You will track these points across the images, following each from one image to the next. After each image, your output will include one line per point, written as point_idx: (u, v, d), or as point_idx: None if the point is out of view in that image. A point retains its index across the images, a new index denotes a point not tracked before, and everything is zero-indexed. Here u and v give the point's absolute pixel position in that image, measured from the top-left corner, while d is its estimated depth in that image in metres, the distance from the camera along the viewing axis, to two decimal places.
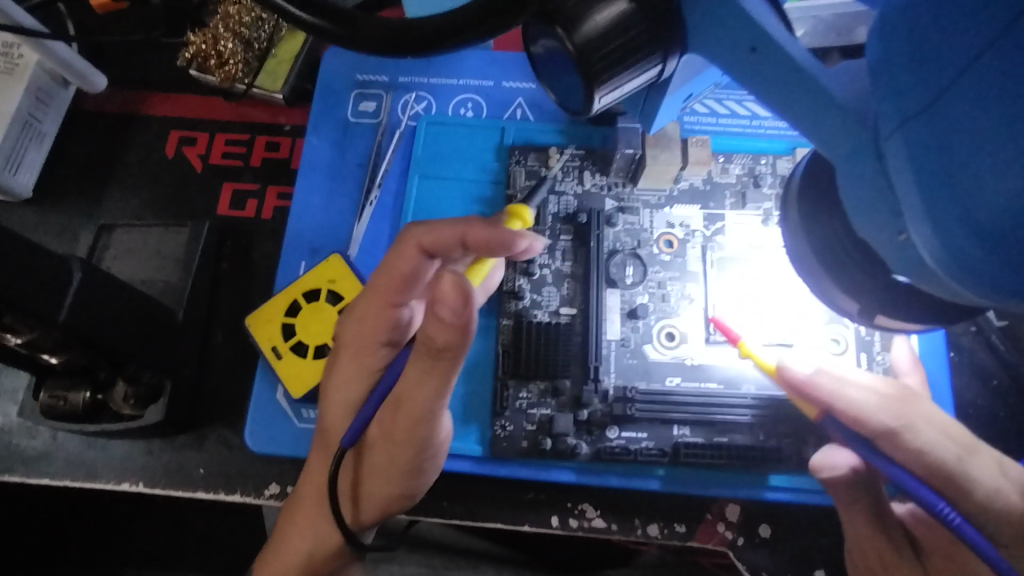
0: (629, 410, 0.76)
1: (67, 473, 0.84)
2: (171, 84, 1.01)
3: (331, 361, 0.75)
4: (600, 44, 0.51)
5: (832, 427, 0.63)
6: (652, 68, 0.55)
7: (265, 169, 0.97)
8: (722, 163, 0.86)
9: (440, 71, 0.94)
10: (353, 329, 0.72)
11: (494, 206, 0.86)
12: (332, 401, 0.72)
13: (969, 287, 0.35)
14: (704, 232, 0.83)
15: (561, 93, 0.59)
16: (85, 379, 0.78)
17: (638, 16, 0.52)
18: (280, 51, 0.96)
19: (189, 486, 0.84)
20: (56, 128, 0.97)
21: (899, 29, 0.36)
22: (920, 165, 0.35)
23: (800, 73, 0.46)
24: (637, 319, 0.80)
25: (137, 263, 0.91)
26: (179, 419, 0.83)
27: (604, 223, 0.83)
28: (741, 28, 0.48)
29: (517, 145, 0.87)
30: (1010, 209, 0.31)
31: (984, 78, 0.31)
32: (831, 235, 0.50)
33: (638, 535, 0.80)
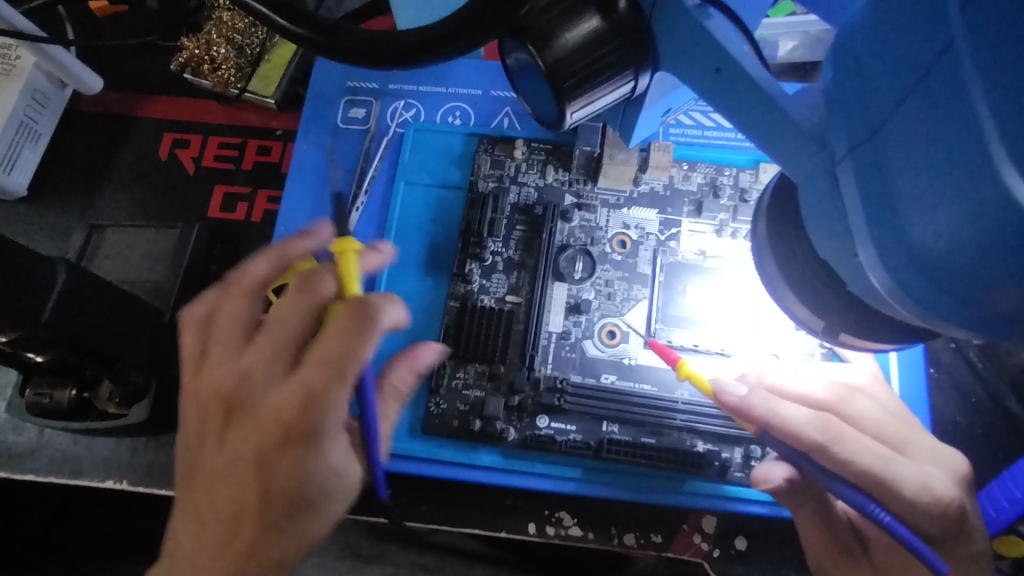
0: (557, 400, 0.77)
1: (52, 470, 0.86)
2: (166, 88, 1.02)
3: (251, 431, 0.50)
4: (569, 60, 0.53)
5: (770, 440, 0.62)
6: (626, 85, 0.56)
7: (256, 173, 0.99)
8: (684, 170, 0.86)
9: (429, 81, 0.95)
10: (293, 393, 0.48)
11: (452, 206, 0.88)
12: (267, 479, 0.50)
13: (915, 314, 0.35)
14: (658, 237, 0.83)
15: (534, 103, 0.59)
16: (72, 376, 0.80)
17: (608, 34, 0.52)
18: (274, 57, 0.98)
19: (173, 485, 0.85)
20: (52, 129, 0.98)
21: (851, 57, 0.36)
22: (866, 191, 0.35)
23: (762, 95, 0.46)
24: (580, 315, 0.80)
25: (126, 264, 0.92)
26: (164, 418, 0.84)
27: (559, 217, 0.83)
28: (706, 48, 0.48)
29: (486, 136, 0.89)
30: (943, 243, 0.31)
31: (917, 110, 0.31)
32: (796, 249, 0.51)
33: (614, 544, 0.80)
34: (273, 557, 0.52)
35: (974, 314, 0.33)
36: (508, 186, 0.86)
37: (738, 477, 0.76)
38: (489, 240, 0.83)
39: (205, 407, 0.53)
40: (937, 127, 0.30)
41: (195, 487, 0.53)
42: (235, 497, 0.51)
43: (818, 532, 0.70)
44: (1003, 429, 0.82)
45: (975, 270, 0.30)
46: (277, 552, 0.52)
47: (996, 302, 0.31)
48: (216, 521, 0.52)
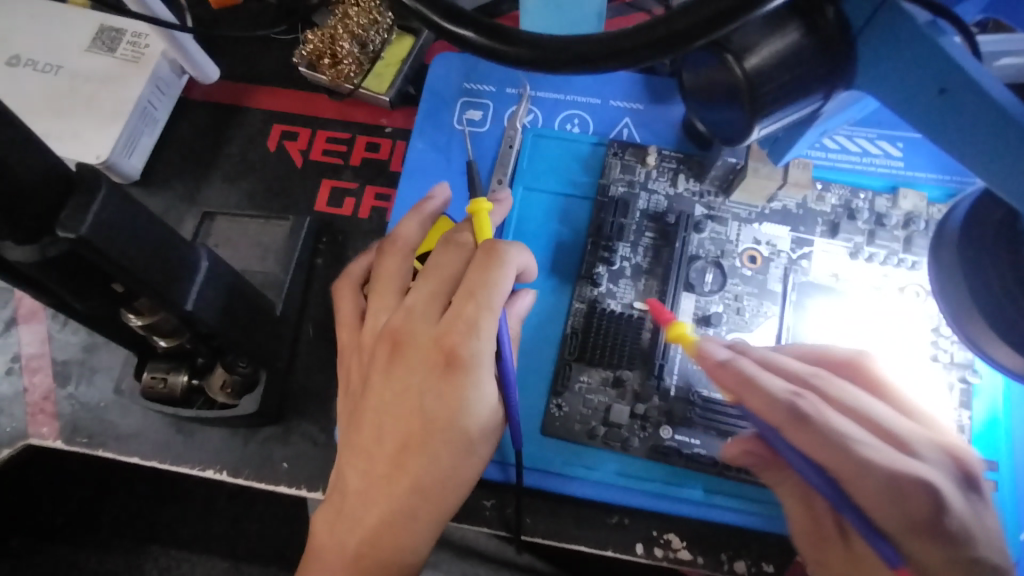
0: (688, 412, 0.76)
1: (155, 454, 0.85)
2: (279, 80, 1.03)
3: (417, 371, 0.63)
4: (771, 73, 0.51)
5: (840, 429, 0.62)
6: (813, 104, 0.55)
7: (364, 169, 0.98)
8: (819, 191, 0.86)
9: (550, 86, 0.94)
10: (448, 332, 0.62)
11: (578, 214, 0.87)
12: (409, 405, 0.62)
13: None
14: (790, 254, 0.83)
15: (714, 123, 0.59)
16: (185, 363, 0.79)
17: (810, 51, 0.51)
18: (389, 54, 0.98)
19: (272, 479, 0.84)
20: (166, 115, 0.99)
21: None
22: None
23: (997, 115, 0.45)
24: (709, 327, 0.80)
25: (236, 251, 0.91)
26: (270, 410, 0.84)
27: (691, 228, 0.83)
28: (933, 67, 0.46)
29: (618, 141, 0.89)
30: None
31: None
32: (997, 284, 0.49)
33: (725, 571, 0.78)
34: (428, 479, 0.62)
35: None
36: (637, 192, 0.86)
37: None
38: (618, 243, 0.83)
39: (371, 347, 0.67)
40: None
41: (359, 421, 0.64)
42: (403, 422, 0.62)
43: (800, 508, 0.65)
44: None
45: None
46: (435, 475, 0.62)
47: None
48: (368, 447, 0.63)
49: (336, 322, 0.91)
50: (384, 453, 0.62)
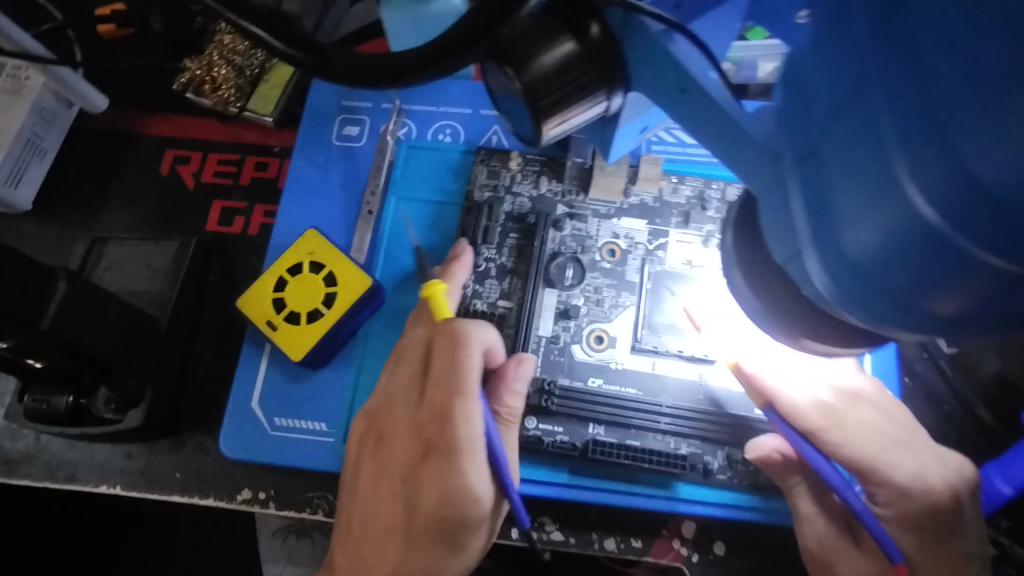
0: (545, 402, 0.79)
1: (48, 474, 0.88)
2: (169, 106, 1.07)
3: (411, 443, 0.74)
4: (543, 82, 0.56)
5: (772, 417, 0.72)
6: (598, 103, 0.60)
7: (254, 188, 1.02)
8: (673, 183, 0.89)
9: (421, 99, 0.99)
10: (440, 410, 0.71)
11: (447, 221, 0.91)
12: (427, 489, 0.71)
13: (855, 314, 0.38)
14: (647, 246, 0.86)
15: (514, 121, 0.63)
16: (69, 384, 0.82)
17: (582, 58, 0.56)
18: (272, 77, 1.01)
19: (165, 489, 0.87)
20: (57, 145, 1.02)
21: (792, 78, 0.40)
22: (809, 202, 0.38)
23: (722, 111, 0.49)
24: (569, 320, 0.83)
25: (126, 274, 0.95)
26: (159, 424, 0.87)
27: (551, 226, 0.86)
28: (673, 71, 0.52)
29: (482, 148, 0.92)
30: (877, 242, 0.33)
31: (846, 129, 0.34)
32: (757, 259, 0.53)
33: (595, 549, 0.82)
34: (432, 556, 0.71)
35: (912, 315, 0.35)
36: (502, 196, 0.89)
37: (721, 479, 0.78)
38: (483, 246, 0.87)
39: (359, 438, 0.77)
40: (864, 142, 0.33)
41: (355, 503, 0.76)
42: (387, 517, 0.74)
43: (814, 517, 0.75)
44: (974, 436, 0.85)
45: (903, 276, 0.33)
46: (427, 548, 0.71)
47: (933, 304, 0.34)
48: (385, 516, 0.74)
49: (227, 336, 0.94)
50: (391, 521, 0.73)
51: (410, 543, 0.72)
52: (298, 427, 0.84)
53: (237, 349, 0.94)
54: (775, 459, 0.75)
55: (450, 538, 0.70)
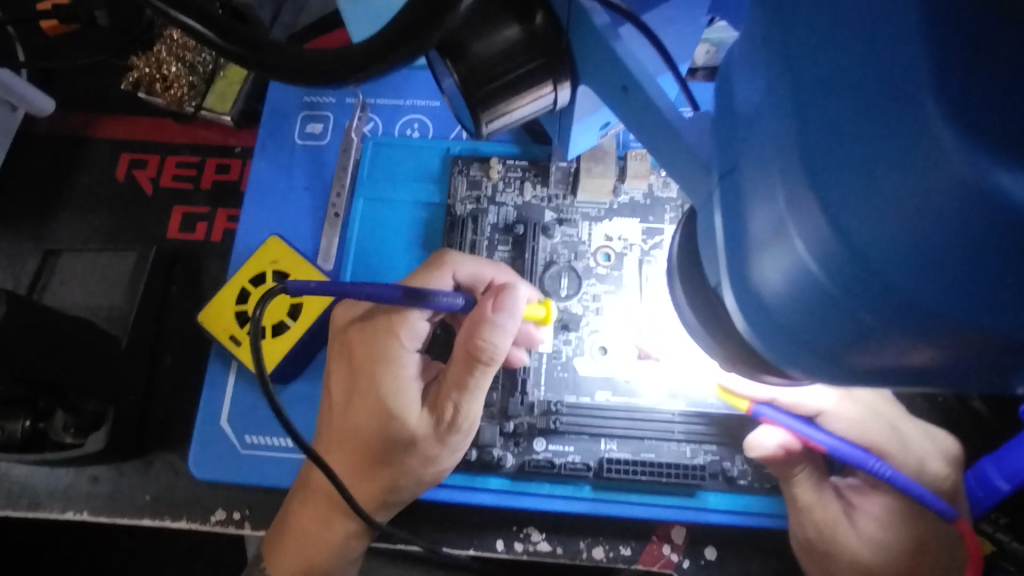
0: (554, 423, 0.75)
1: (11, 502, 0.84)
2: (122, 107, 1.01)
3: (341, 371, 0.72)
4: (493, 76, 0.52)
5: (765, 414, 0.66)
6: (545, 100, 0.55)
7: (216, 192, 0.97)
8: (663, 176, 0.85)
9: (386, 93, 0.94)
10: (373, 350, 0.70)
11: (433, 220, 0.87)
12: (361, 416, 0.69)
13: (772, 357, 0.34)
14: (642, 246, 0.82)
15: (459, 110, 0.58)
16: (24, 408, 0.77)
17: (530, 47, 0.51)
18: (229, 73, 0.95)
19: (135, 513, 0.84)
20: (4, 153, 0.97)
21: (723, 88, 0.36)
22: (727, 229, 0.34)
23: (662, 122, 0.44)
24: (570, 332, 0.79)
25: (83, 289, 0.90)
26: (125, 445, 0.83)
27: (541, 234, 0.82)
28: (613, 68, 0.47)
29: (461, 156, 0.87)
30: (775, 280, 0.30)
31: (755, 154, 0.30)
32: (699, 279, 0.48)
33: (583, 559, 0.78)
34: (368, 457, 0.69)
35: (828, 365, 0.31)
36: (485, 207, 0.84)
37: (743, 485, 0.75)
38: None
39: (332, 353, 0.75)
40: (768, 170, 0.29)
41: (323, 423, 0.73)
42: (338, 434, 0.70)
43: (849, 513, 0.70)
44: None
45: (812, 325, 0.29)
46: (365, 454, 0.69)
47: (839, 355, 0.30)
48: (335, 423, 0.71)
49: (192, 351, 0.90)
50: (336, 430, 0.71)
51: (350, 449, 0.70)
52: (269, 444, 0.81)
53: (204, 363, 0.90)
54: (779, 456, 0.67)
55: (387, 464, 0.69)
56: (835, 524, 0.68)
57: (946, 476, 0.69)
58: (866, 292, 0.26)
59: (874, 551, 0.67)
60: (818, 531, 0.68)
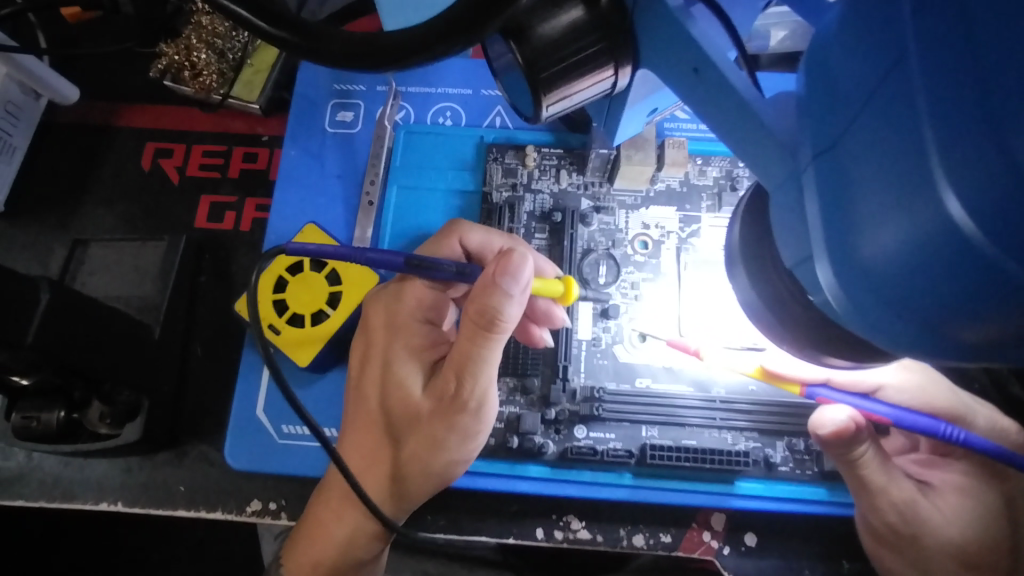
0: (596, 410, 0.75)
1: (43, 494, 0.83)
2: (147, 96, 0.99)
3: (359, 347, 0.72)
4: (556, 59, 0.51)
5: (823, 394, 0.68)
6: (603, 82, 0.55)
7: (244, 181, 0.96)
8: (699, 165, 0.85)
9: (417, 81, 0.93)
10: (392, 318, 0.70)
11: (466, 209, 0.86)
12: (370, 385, 0.68)
13: (864, 328, 0.34)
14: (679, 234, 0.82)
15: (514, 96, 0.58)
16: (60, 398, 0.76)
17: (591, 27, 0.51)
18: (257, 61, 0.94)
19: (170, 504, 0.83)
20: (27, 142, 0.95)
21: (817, 63, 0.36)
22: (825, 200, 0.34)
23: (738, 102, 0.44)
24: (608, 320, 0.79)
25: (112, 279, 0.89)
26: (160, 436, 0.82)
27: (579, 222, 0.82)
28: (684, 49, 0.47)
29: (496, 144, 0.87)
30: (895, 249, 0.30)
31: (870, 124, 0.31)
32: (766, 260, 0.48)
33: (624, 546, 0.78)
34: (375, 435, 0.67)
35: (926, 336, 0.32)
36: (521, 194, 0.84)
37: (784, 471, 0.75)
38: None
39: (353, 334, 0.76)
40: (891, 139, 0.29)
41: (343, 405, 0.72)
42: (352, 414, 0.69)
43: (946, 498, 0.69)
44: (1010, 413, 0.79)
45: (924, 292, 0.30)
46: (374, 432, 0.67)
47: (954, 325, 0.30)
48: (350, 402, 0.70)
49: (224, 341, 0.89)
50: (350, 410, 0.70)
51: (360, 428, 0.68)
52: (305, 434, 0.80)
53: (237, 354, 0.89)
54: (849, 431, 0.64)
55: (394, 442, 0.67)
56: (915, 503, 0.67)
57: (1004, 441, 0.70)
58: (1005, 258, 0.26)
59: (962, 527, 0.67)
60: (902, 515, 0.67)
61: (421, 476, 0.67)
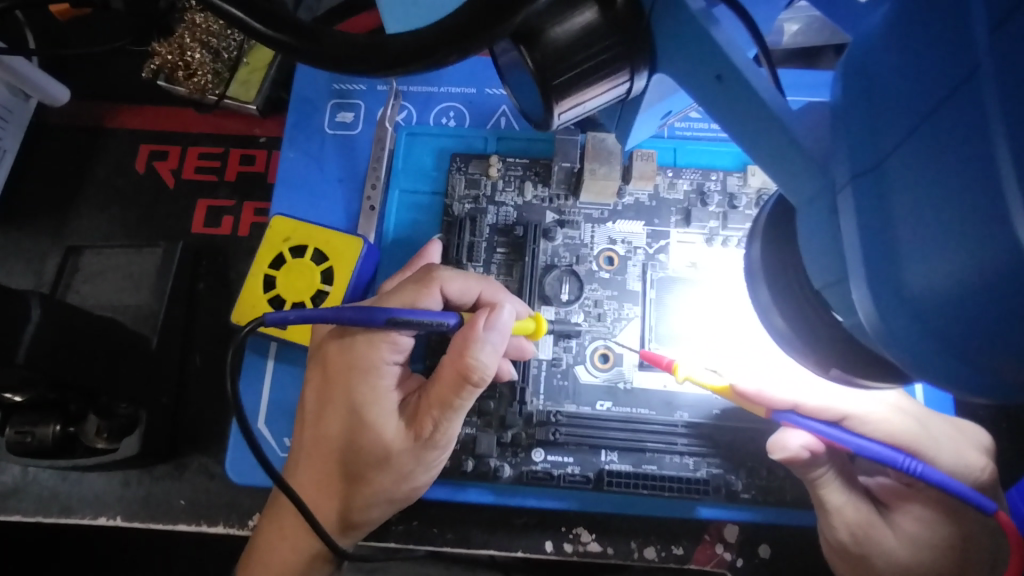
0: (553, 434, 0.72)
1: (40, 509, 0.81)
2: (140, 96, 0.96)
3: (315, 381, 0.67)
4: (569, 64, 0.49)
5: (784, 417, 0.59)
6: (620, 86, 0.52)
7: (241, 184, 0.93)
8: (669, 177, 0.82)
9: (419, 80, 0.90)
10: (349, 360, 0.65)
11: (428, 216, 0.83)
12: (332, 423, 0.65)
13: (899, 358, 0.32)
14: (646, 250, 0.79)
15: (524, 101, 0.55)
16: (54, 412, 0.74)
17: (606, 30, 0.48)
18: (253, 59, 0.91)
19: (170, 519, 0.81)
20: (17, 145, 0.92)
21: (858, 75, 0.34)
22: (864, 224, 0.32)
23: (765, 114, 0.41)
24: (571, 340, 0.76)
25: (107, 287, 0.87)
26: (158, 448, 0.80)
27: (542, 237, 0.79)
28: (706, 54, 0.44)
29: (459, 153, 0.84)
30: (947, 285, 0.28)
31: (927, 146, 0.28)
32: (790, 277, 0.46)
33: (635, 559, 0.76)
34: (337, 475, 0.65)
35: (974, 374, 0.30)
36: (484, 207, 0.81)
37: (746, 499, 0.72)
38: (469, 265, 0.79)
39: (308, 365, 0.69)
40: (951, 165, 0.27)
41: (298, 438, 0.68)
42: (311, 453, 0.65)
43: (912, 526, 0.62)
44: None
45: (974, 328, 0.28)
46: (334, 473, 0.65)
47: (1008, 365, 0.28)
48: (308, 439, 0.66)
49: (223, 350, 0.87)
50: (308, 445, 0.66)
51: (321, 467, 0.65)
52: None
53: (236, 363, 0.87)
54: (803, 458, 0.60)
55: (356, 482, 0.64)
56: (870, 526, 0.62)
57: (983, 467, 0.64)
58: None
59: (915, 550, 0.61)
60: (853, 536, 0.62)
61: (390, 507, 0.67)
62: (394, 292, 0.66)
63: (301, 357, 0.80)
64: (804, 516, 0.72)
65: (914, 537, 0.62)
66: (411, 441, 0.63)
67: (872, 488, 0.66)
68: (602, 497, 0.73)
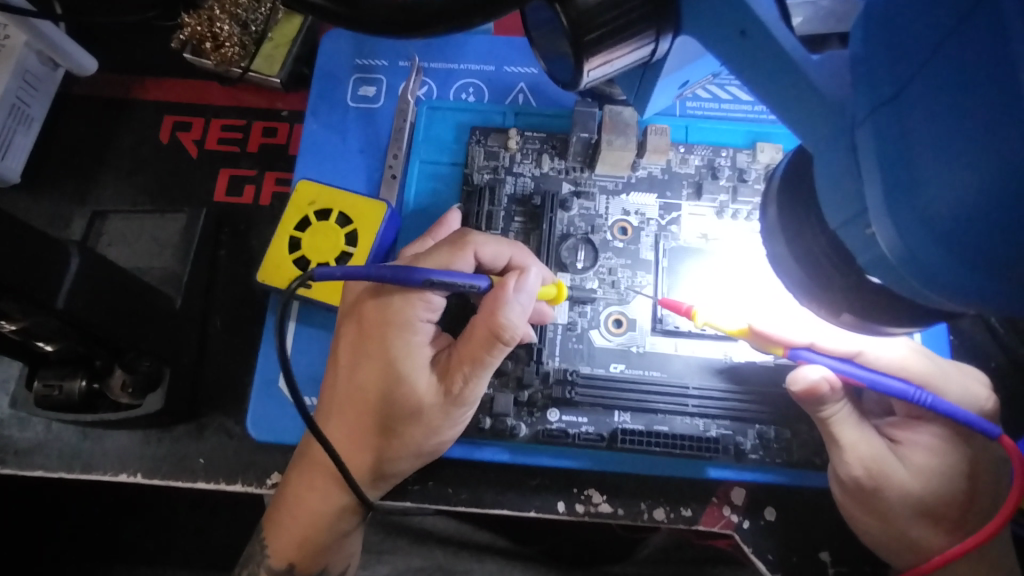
0: (569, 393, 0.75)
1: (62, 464, 0.83)
2: (165, 69, 0.99)
3: (351, 337, 0.69)
4: (599, 22, 0.51)
5: (804, 354, 0.62)
6: (645, 46, 0.55)
7: (263, 155, 0.96)
8: (681, 153, 0.85)
9: (440, 57, 0.93)
10: (386, 316, 0.67)
11: (447, 187, 0.86)
12: (367, 377, 0.67)
13: (916, 275, 0.35)
14: (659, 221, 0.82)
15: (551, 65, 0.58)
16: (81, 366, 0.76)
17: None
18: (278, 34, 0.94)
19: (189, 477, 0.82)
20: (44, 113, 0.94)
21: (877, 19, 0.37)
22: (885, 154, 0.35)
23: (788, 64, 0.44)
24: (585, 305, 0.79)
25: (132, 250, 0.89)
26: (180, 406, 0.82)
27: (558, 207, 0.82)
28: (732, 11, 0.47)
29: (479, 126, 0.86)
30: (965, 196, 0.31)
31: (945, 71, 0.31)
32: (806, 227, 0.49)
33: (644, 519, 0.79)
34: (369, 426, 0.67)
35: (989, 284, 0.32)
36: (503, 177, 0.84)
37: (753, 459, 0.74)
38: (487, 232, 0.81)
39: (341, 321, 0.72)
40: (969, 83, 0.30)
41: (329, 392, 0.70)
42: (345, 404, 0.68)
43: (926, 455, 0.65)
44: None
45: (985, 237, 0.31)
46: (367, 424, 0.67)
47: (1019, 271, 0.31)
48: (341, 393, 0.68)
49: (243, 314, 0.89)
50: (341, 398, 0.68)
51: (355, 419, 0.68)
52: None
53: (256, 327, 0.89)
54: (822, 391, 0.62)
55: (387, 434, 0.67)
56: (883, 461, 0.64)
57: (988, 397, 0.67)
58: None
59: (925, 480, 0.64)
60: (867, 470, 0.64)
61: (414, 463, 0.70)
62: (423, 256, 0.68)
63: (322, 319, 0.82)
64: (809, 477, 0.74)
65: (926, 464, 0.65)
66: (443, 397, 0.66)
67: (881, 425, 0.69)
68: (614, 457, 0.76)
